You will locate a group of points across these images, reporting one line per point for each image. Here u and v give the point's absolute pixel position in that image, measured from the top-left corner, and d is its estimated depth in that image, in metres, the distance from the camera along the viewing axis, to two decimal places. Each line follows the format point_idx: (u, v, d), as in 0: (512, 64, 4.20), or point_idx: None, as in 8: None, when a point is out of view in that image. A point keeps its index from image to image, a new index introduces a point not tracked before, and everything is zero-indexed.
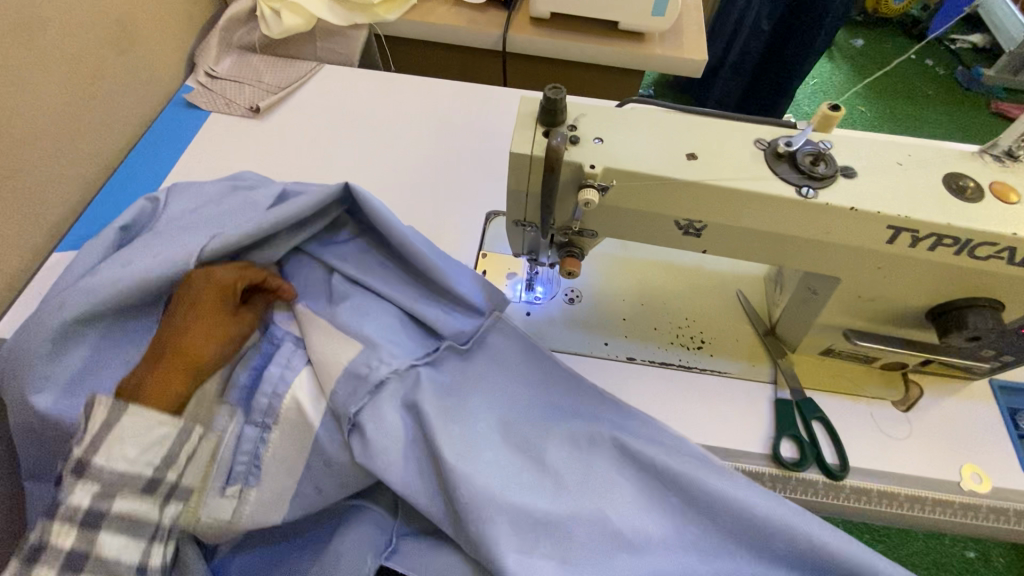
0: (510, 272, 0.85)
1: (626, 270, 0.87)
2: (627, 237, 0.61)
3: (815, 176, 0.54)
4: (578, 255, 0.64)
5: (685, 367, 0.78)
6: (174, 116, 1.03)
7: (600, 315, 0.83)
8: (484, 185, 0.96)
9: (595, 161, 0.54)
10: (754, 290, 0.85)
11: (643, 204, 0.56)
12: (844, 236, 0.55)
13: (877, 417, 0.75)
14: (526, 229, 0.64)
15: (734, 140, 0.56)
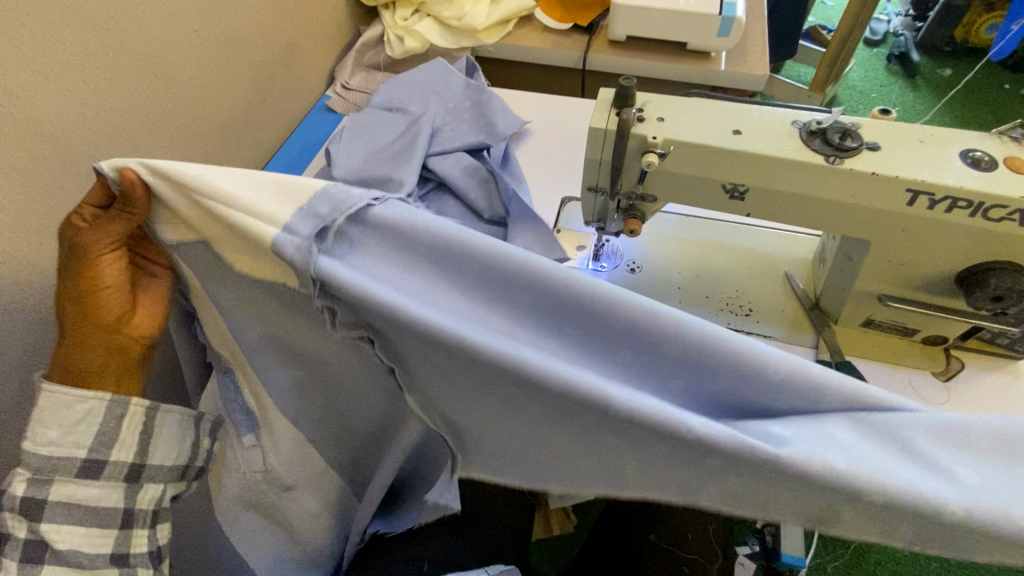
0: (580, 245, 1.01)
1: (683, 248, 0.99)
2: (681, 201, 0.75)
3: (842, 148, 0.65)
4: (639, 217, 0.78)
5: (733, 329, 0.89)
6: (314, 118, 1.28)
7: (659, 284, 0.95)
8: (561, 176, 1.13)
9: (657, 134, 0.69)
10: (802, 270, 0.94)
11: (695, 169, 0.70)
12: (870, 199, 0.66)
13: (916, 385, 0.82)
14: (598, 194, 0.79)
15: (774, 122, 0.69)
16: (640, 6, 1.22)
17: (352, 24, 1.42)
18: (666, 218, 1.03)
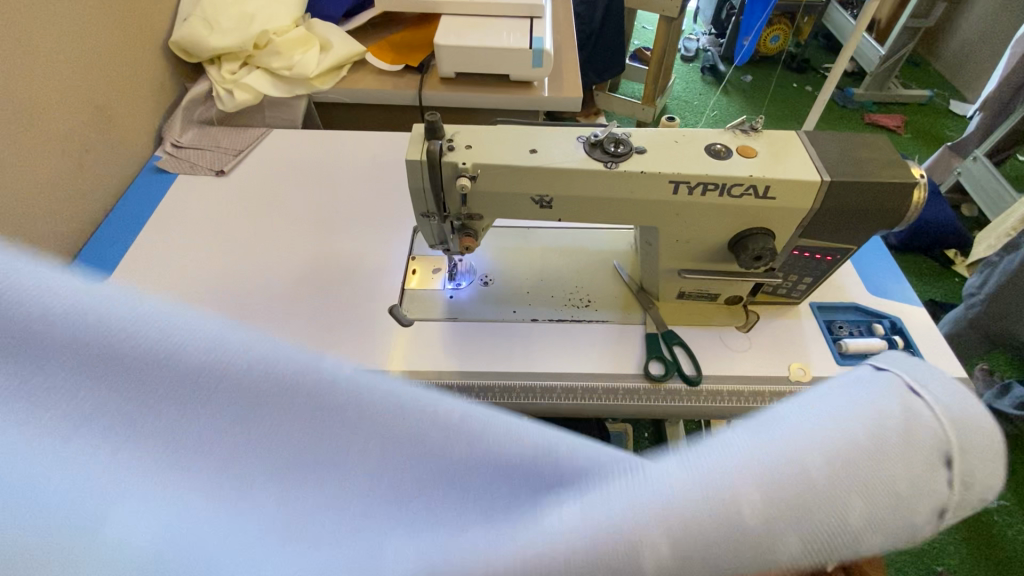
0: (435, 268, 1.07)
1: (527, 256, 1.08)
2: (502, 215, 0.83)
3: (616, 154, 0.78)
4: (473, 234, 0.87)
5: (577, 320, 0.99)
6: (145, 180, 1.22)
7: (509, 291, 1.03)
8: (410, 207, 1.19)
9: (466, 160, 0.77)
10: (628, 259, 1.08)
11: (505, 187, 0.79)
12: (646, 192, 0.79)
13: (726, 339, 0.97)
14: (431, 219, 0.85)
15: (564, 139, 0.81)
16: (463, 46, 1.33)
17: (178, 82, 1.39)
18: (509, 232, 1.13)
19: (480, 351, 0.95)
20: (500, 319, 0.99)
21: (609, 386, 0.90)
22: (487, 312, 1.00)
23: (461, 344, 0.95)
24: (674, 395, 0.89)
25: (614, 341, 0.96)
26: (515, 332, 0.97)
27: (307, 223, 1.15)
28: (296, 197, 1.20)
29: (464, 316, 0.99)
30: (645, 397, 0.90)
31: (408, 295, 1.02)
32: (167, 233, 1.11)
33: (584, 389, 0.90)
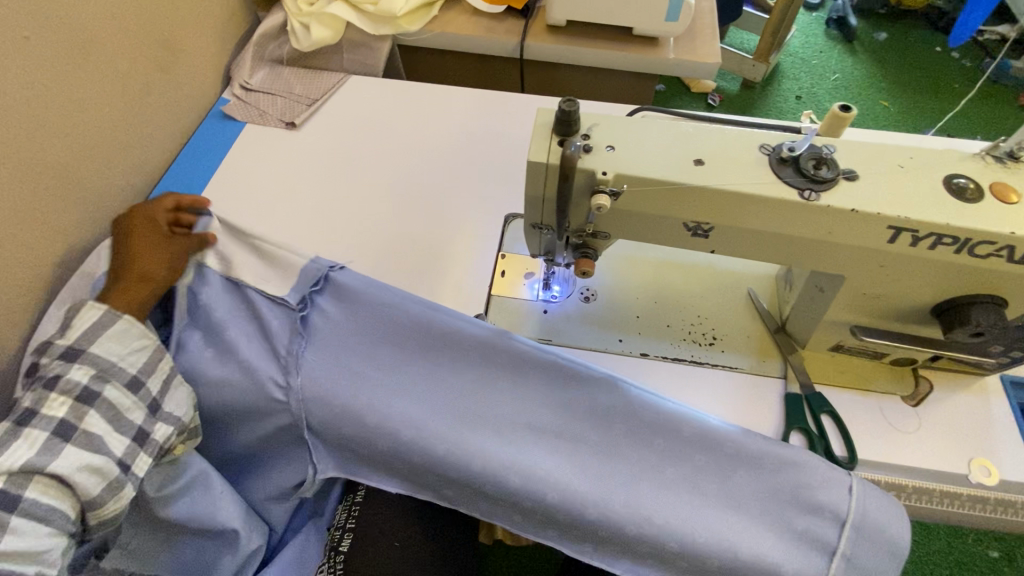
0: (527, 271, 0.90)
1: (640, 269, 0.89)
2: (638, 238, 0.65)
3: (818, 179, 0.57)
4: (592, 255, 0.68)
5: (697, 362, 0.81)
6: (210, 127, 1.09)
7: (615, 313, 0.85)
8: (502, 189, 1.00)
9: (607, 168, 0.58)
10: (766, 288, 0.87)
11: (653, 208, 0.60)
12: (847, 236, 0.58)
13: (887, 412, 0.77)
14: (543, 231, 0.68)
15: (740, 148, 0.60)
16: None
17: (250, 11, 1.21)
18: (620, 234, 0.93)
19: None
20: (602, 349, 0.82)
21: None
22: (587, 339, 0.83)
23: None
24: None
25: (743, 395, 0.78)
26: (620, 368, 0.80)
27: (383, 196, 0.99)
28: (372, 162, 1.04)
29: (559, 339, 0.83)
30: None
31: (494, 303, 0.87)
32: (230, 196, 0.98)
33: None
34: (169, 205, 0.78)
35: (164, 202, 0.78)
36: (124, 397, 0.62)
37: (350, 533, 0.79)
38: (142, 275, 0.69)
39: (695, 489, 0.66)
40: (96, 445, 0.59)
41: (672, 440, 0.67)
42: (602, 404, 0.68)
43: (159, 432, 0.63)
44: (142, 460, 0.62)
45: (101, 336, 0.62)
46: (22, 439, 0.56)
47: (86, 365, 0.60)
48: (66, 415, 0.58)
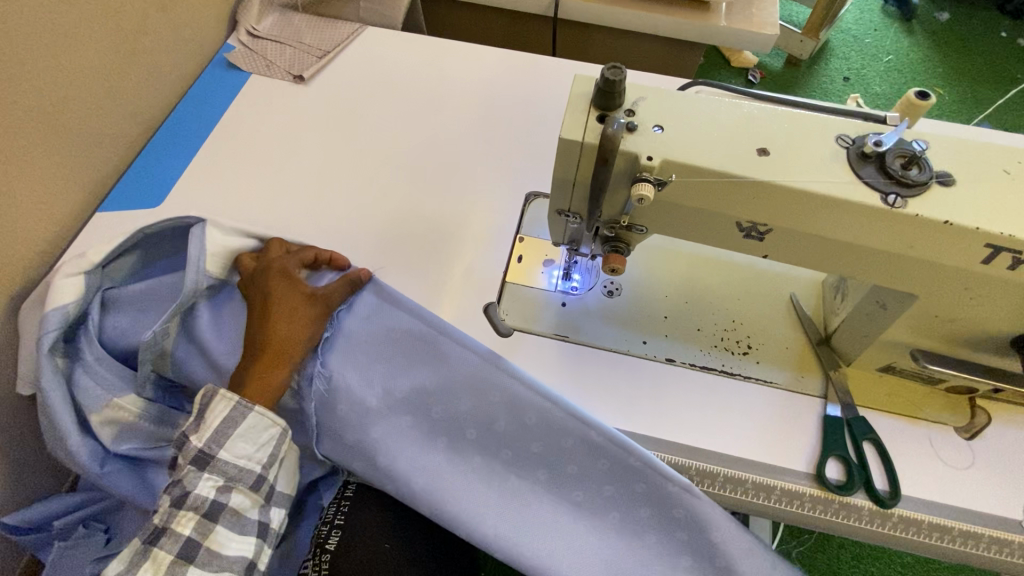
0: (546, 258, 0.82)
1: (672, 264, 0.81)
2: (679, 235, 0.56)
3: (906, 181, 0.47)
4: (623, 251, 0.60)
5: (728, 373, 0.73)
6: (213, 76, 1.01)
7: (640, 312, 0.77)
8: (525, 164, 0.91)
9: (653, 153, 0.49)
10: (811, 295, 0.78)
11: (702, 203, 0.51)
12: (931, 251, 0.49)
13: (936, 444, 0.69)
14: (570, 219, 0.60)
15: (813, 138, 0.50)
16: None
17: None
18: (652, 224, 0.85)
19: (591, 389, 0.72)
20: (623, 351, 0.75)
21: (763, 481, 0.67)
22: (607, 338, 0.75)
23: (570, 374, 0.73)
24: (853, 513, 0.65)
25: (777, 412, 0.71)
26: (641, 374, 0.73)
27: (395, 164, 0.91)
28: (386, 124, 0.95)
29: (576, 337, 0.76)
30: (805, 506, 0.66)
31: (508, 291, 0.79)
32: (230, 154, 0.91)
33: (725, 478, 0.67)
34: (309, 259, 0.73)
35: (304, 254, 0.73)
36: (247, 499, 0.61)
37: (338, 530, 0.74)
38: (282, 340, 0.66)
39: (664, 553, 0.70)
40: (244, 524, 0.61)
41: (652, 504, 0.68)
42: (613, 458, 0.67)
43: (274, 520, 0.64)
44: (262, 555, 0.62)
45: (229, 437, 0.61)
46: (148, 564, 0.56)
47: (212, 475, 0.60)
48: (191, 534, 0.58)
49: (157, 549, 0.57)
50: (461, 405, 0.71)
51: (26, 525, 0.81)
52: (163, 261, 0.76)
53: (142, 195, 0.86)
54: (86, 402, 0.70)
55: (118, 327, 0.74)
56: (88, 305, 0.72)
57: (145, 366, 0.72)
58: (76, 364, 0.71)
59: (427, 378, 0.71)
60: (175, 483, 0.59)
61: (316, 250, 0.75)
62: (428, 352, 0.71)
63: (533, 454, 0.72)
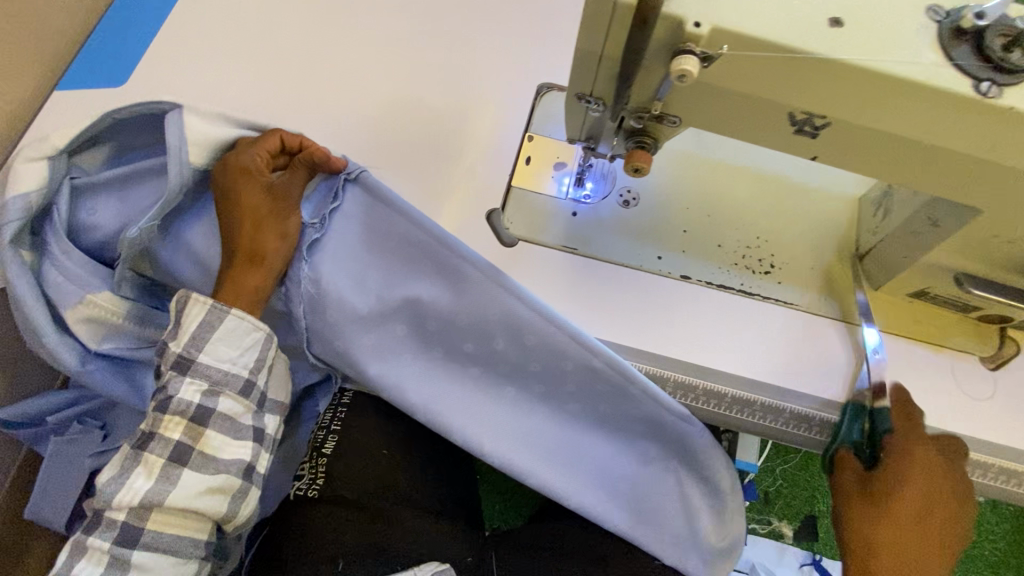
0: (558, 160, 0.74)
1: (697, 173, 0.73)
2: (718, 128, 0.48)
3: (1006, 65, 0.39)
4: (649, 147, 0.52)
5: (747, 293, 0.68)
6: None
7: (658, 224, 0.71)
8: (537, 51, 0.80)
9: (702, 17, 0.40)
10: (845, 213, 0.71)
11: (752, 87, 0.43)
12: (1017, 155, 0.42)
13: (958, 373, 0.66)
14: (591, 106, 0.51)
15: (899, 7, 0.41)
16: None
17: None
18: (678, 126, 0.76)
19: (599, 305, 0.67)
20: (637, 266, 0.69)
21: (773, 405, 0.65)
22: (620, 251, 0.69)
23: (577, 288, 0.68)
24: None
25: (794, 336, 0.67)
26: (655, 291, 0.68)
27: (389, 45, 0.79)
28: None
29: (586, 249, 0.70)
30: (812, 429, 0.66)
31: (514, 196, 0.72)
32: (199, 26, 0.79)
33: (733, 399, 0.65)
34: (274, 147, 0.63)
35: (266, 142, 0.62)
36: (238, 404, 0.58)
37: (335, 434, 0.75)
38: (255, 240, 0.60)
39: (642, 468, 0.71)
40: (237, 428, 0.57)
41: (644, 424, 0.68)
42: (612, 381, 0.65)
43: (269, 426, 0.61)
44: (261, 459, 0.59)
45: (210, 341, 0.57)
46: (141, 467, 0.53)
47: (196, 379, 0.56)
48: (181, 437, 0.55)
49: (147, 454, 0.54)
50: (459, 317, 0.67)
51: (20, 419, 0.80)
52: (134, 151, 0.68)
53: (101, 71, 0.76)
54: (58, 299, 0.65)
55: (91, 221, 0.67)
56: (54, 194, 0.65)
57: (123, 266, 0.66)
58: (45, 258, 0.66)
59: (424, 287, 0.67)
60: (159, 389, 0.56)
61: (280, 133, 0.64)
62: (427, 260, 0.66)
63: (533, 374, 0.69)
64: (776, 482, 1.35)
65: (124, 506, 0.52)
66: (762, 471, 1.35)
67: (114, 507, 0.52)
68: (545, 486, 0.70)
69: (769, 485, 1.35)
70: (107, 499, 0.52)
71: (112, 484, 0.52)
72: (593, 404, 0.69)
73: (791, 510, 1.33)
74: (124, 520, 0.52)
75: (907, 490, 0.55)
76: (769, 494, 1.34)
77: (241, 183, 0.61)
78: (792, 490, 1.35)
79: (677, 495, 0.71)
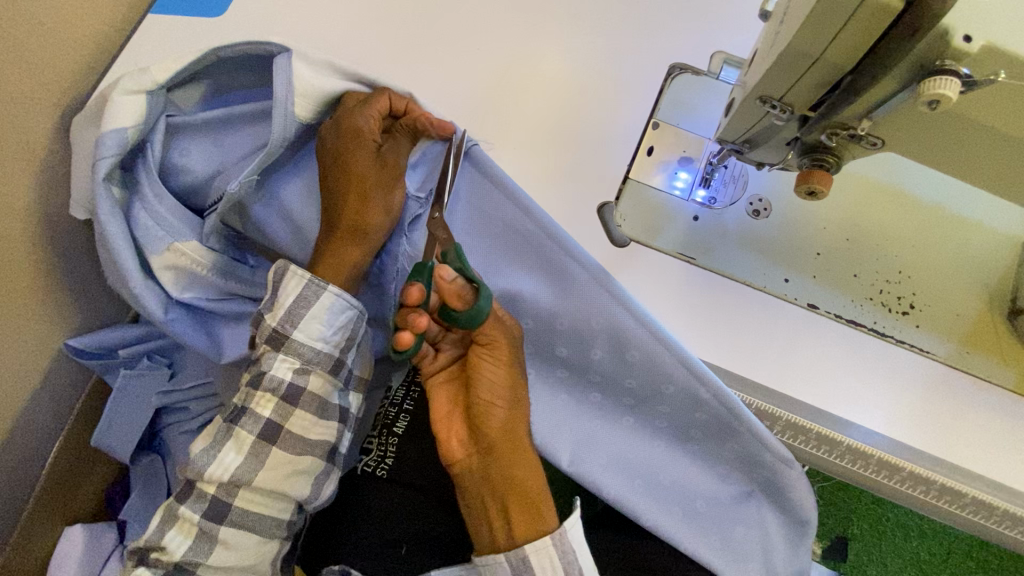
0: (683, 155, 0.66)
1: (839, 188, 0.65)
2: (936, 161, 0.40)
3: None
4: (830, 168, 0.45)
5: (879, 333, 0.61)
6: None
7: (788, 242, 0.63)
8: (670, 23, 0.71)
9: (975, 32, 0.32)
10: (1005, 255, 0.63)
11: (1006, 124, 0.35)
12: None
13: None
14: (772, 113, 0.43)
15: None
16: None
17: None
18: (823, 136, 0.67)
19: (711, 322, 0.61)
20: (759, 287, 0.62)
21: (892, 461, 0.58)
22: (741, 267, 0.63)
23: (689, 301, 0.62)
24: (979, 510, 0.58)
25: (923, 385, 0.60)
26: (776, 316, 0.61)
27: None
28: None
29: (704, 260, 0.63)
30: (929, 493, 0.59)
31: (630, 191, 0.65)
32: None
33: (849, 449, 0.59)
34: (387, 109, 0.57)
35: (377, 102, 0.57)
36: (327, 384, 0.55)
37: (405, 416, 0.72)
38: (358, 213, 0.56)
39: (714, 495, 0.68)
40: (324, 409, 0.55)
41: (737, 453, 0.64)
42: (714, 410, 0.60)
43: (353, 405, 0.58)
44: (344, 440, 0.57)
45: (305, 317, 0.54)
46: (232, 443, 0.52)
47: (289, 356, 0.54)
48: (272, 414, 0.53)
49: (239, 429, 0.53)
50: (559, 318, 0.62)
51: (92, 349, 0.80)
52: (236, 92, 0.63)
53: None
54: (146, 242, 0.62)
55: (183, 163, 0.63)
56: (150, 131, 0.61)
57: (214, 216, 0.63)
58: (135, 198, 0.63)
59: (525, 282, 0.62)
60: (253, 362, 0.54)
61: (388, 93, 0.58)
62: (533, 253, 0.61)
63: (624, 389, 0.64)
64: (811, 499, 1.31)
65: (215, 480, 0.51)
66: None
67: (205, 480, 0.51)
68: (622, 502, 0.66)
69: None
70: (199, 471, 0.51)
71: (205, 457, 0.51)
72: (685, 427, 0.65)
73: (824, 528, 1.30)
74: (213, 494, 0.51)
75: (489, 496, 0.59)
76: None
77: (350, 149, 0.56)
78: (826, 508, 1.31)
79: (760, 530, 0.68)
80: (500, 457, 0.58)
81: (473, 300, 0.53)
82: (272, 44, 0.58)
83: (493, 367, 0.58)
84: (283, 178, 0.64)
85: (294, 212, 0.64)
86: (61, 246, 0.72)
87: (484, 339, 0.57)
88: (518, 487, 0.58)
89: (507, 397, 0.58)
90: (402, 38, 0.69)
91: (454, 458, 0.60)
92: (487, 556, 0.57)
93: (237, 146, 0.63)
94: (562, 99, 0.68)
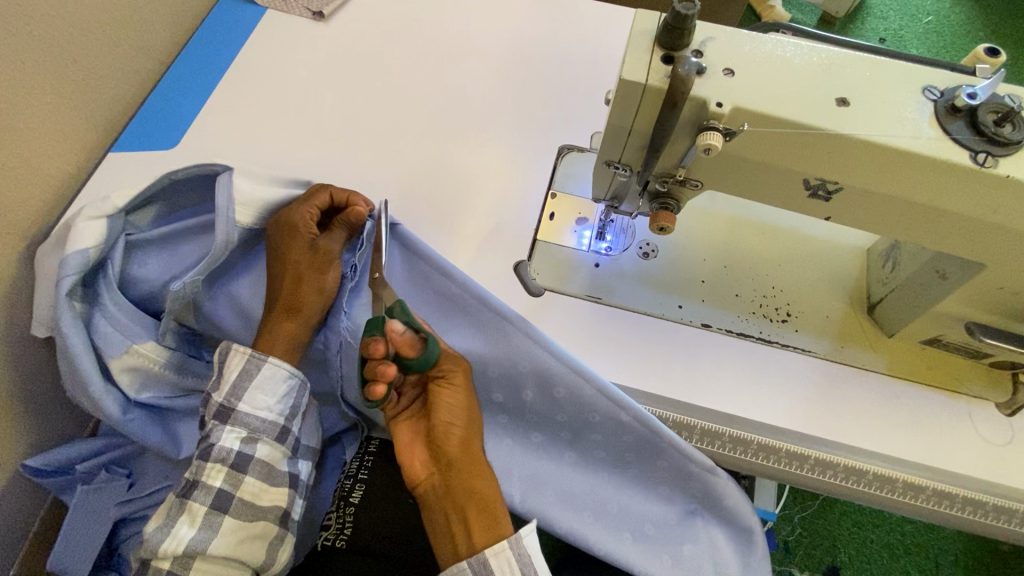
0: (580, 216, 0.77)
1: (711, 227, 0.77)
2: (740, 192, 0.53)
3: (1000, 139, 0.44)
4: (673, 208, 0.56)
5: (765, 341, 0.71)
6: (228, 11, 0.95)
7: (677, 276, 0.74)
8: (558, 116, 0.86)
9: (724, 99, 0.45)
10: (854, 265, 0.75)
11: (772, 157, 0.47)
12: (1014, 216, 0.46)
13: (976, 419, 0.67)
14: (618, 172, 0.56)
15: (899, 87, 0.46)
16: None
17: None
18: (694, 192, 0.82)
19: (622, 351, 0.70)
20: (658, 316, 0.72)
21: (797, 450, 0.66)
22: (642, 301, 0.73)
23: (601, 336, 0.71)
24: (884, 484, 0.64)
25: (812, 380, 0.69)
26: (677, 338, 0.71)
27: (420, 110, 0.86)
28: (412, 68, 0.90)
29: (609, 299, 0.73)
30: (838, 476, 0.65)
31: (539, 250, 0.76)
32: (246, 94, 0.86)
33: (759, 445, 0.66)
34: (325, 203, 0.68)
35: (314, 200, 0.68)
36: (275, 450, 0.61)
37: (362, 484, 0.75)
38: (295, 292, 0.65)
39: (660, 517, 0.72)
40: (273, 475, 0.60)
41: (669, 471, 0.69)
42: (635, 430, 0.67)
43: (303, 472, 0.63)
44: (295, 505, 0.62)
45: (248, 390, 0.60)
46: (185, 516, 0.56)
47: (235, 426, 0.59)
48: (222, 484, 0.57)
49: (191, 502, 0.57)
50: (492, 363, 0.69)
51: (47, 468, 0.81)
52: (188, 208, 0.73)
53: (154, 135, 0.82)
54: (105, 349, 0.68)
55: (141, 274, 0.71)
56: (111, 249, 0.69)
57: (169, 317, 0.70)
58: (94, 310, 0.69)
59: (458, 338, 0.70)
60: (203, 438, 0.59)
61: (327, 189, 0.69)
62: (461, 312, 0.70)
63: (560, 425, 0.71)
64: (795, 531, 1.27)
65: (170, 554, 0.54)
66: (779, 519, 1.28)
67: (161, 555, 0.54)
68: (574, 531, 0.70)
69: (787, 534, 1.27)
70: (153, 549, 0.54)
71: (158, 532, 0.55)
72: (617, 451, 0.70)
73: (813, 560, 1.25)
74: (168, 569, 0.54)
75: (444, 513, 0.63)
76: (789, 544, 1.26)
77: (287, 240, 0.66)
78: (811, 538, 1.27)
79: (709, 546, 0.71)
80: (457, 469, 0.63)
81: (419, 346, 0.61)
82: (216, 165, 0.69)
83: (449, 392, 0.65)
84: (235, 276, 0.72)
85: (246, 304, 0.71)
86: (24, 365, 0.77)
87: (444, 369, 0.65)
88: (470, 492, 0.63)
89: (466, 419, 0.65)
90: (335, 150, 0.81)
91: (420, 480, 0.65)
92: (451, 565, 0.60)
93: (189, 253, 0.72)
94: (474, 183, 0.80)
